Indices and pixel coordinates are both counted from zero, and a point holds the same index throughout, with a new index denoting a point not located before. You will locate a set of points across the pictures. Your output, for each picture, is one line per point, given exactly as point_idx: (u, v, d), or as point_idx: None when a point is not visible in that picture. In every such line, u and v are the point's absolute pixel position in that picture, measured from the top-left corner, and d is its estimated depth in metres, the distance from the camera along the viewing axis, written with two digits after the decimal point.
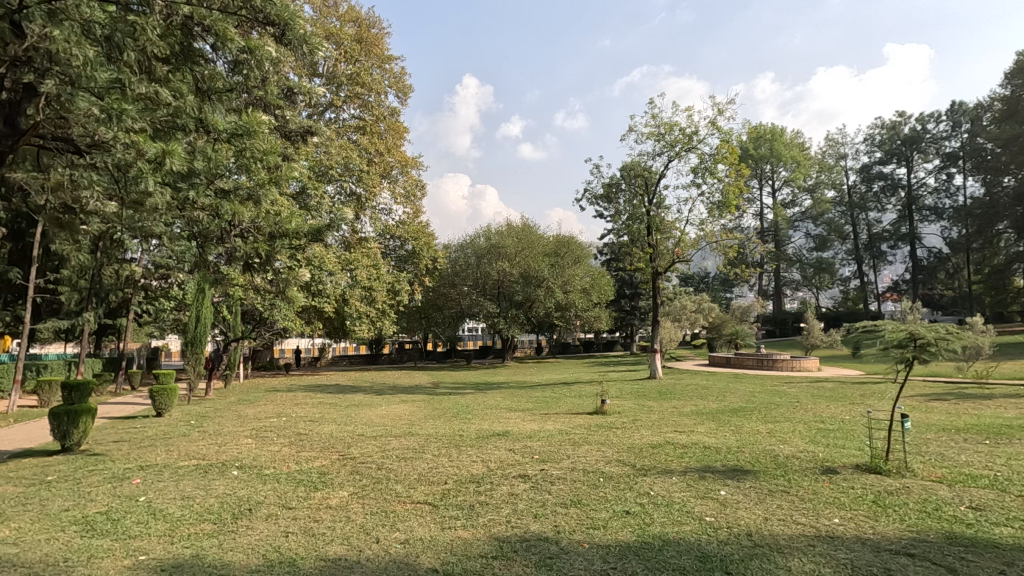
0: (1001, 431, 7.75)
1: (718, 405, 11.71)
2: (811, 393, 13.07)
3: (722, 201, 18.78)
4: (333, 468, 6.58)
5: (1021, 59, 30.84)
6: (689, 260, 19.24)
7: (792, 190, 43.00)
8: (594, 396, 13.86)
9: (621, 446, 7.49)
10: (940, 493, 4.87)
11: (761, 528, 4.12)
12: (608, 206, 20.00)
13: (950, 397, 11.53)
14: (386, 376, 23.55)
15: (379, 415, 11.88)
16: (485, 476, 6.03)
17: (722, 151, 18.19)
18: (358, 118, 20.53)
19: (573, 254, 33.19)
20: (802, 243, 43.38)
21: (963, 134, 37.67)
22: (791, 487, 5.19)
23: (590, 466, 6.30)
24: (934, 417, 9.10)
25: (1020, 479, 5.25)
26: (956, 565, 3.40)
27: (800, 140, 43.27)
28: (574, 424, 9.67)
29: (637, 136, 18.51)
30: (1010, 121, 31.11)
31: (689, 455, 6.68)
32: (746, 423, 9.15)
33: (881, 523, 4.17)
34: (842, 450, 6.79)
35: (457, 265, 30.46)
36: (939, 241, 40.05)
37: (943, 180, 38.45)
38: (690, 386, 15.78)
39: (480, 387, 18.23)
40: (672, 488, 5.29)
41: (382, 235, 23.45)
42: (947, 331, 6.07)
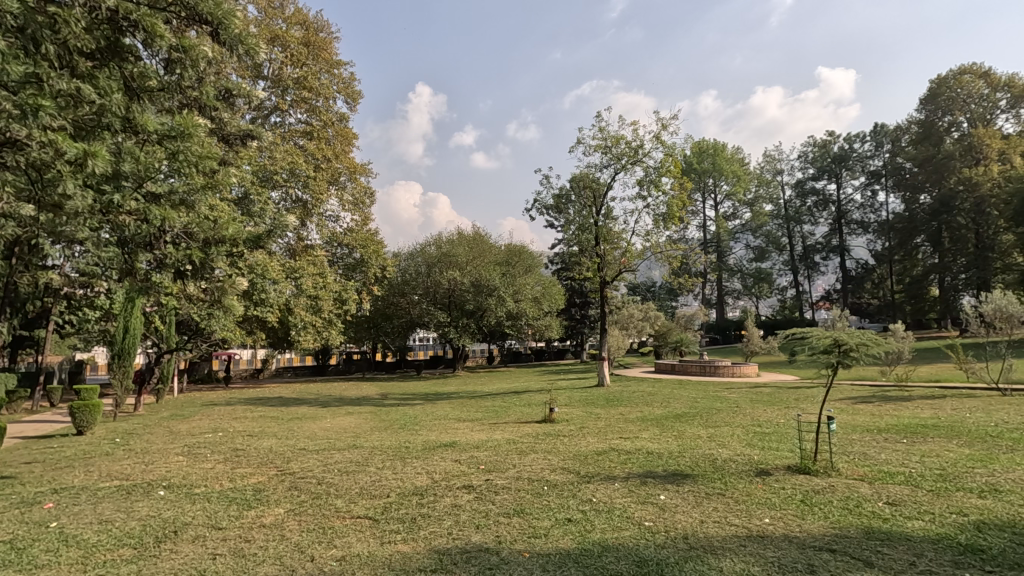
0: (917, 431, 8.32)
1: (662, 411, 12.01)
2: (749, 398, 13.60)
3: (667, 213, 19.34)
4: (270, 484, 6.31)
5: (933, 86, 33.58)
6: (635, 270, 19.69)
7: (732, 203, 44.95)
8: (543, 405, 13.93)
9: (568, 453, 7.55)
10: (861, 491, 5.15)
11: (698, 531, 4.23)
12: (559, 216, 20.27)
13: (873, 400, 12.26)
14: (333, 388, 22.94)
15: (323, 428, 11.51)
16: (429, 488, 5.93)
17: (666, 165, 18.77)
18: (306, 123, 20.04)
19: (524, 264, 33.46)
20: (743, 253, 45.32)
21: (885, 153, 40.49)
22: (726, 490, 5.38)
23: (534, 475, 6.32)
24: (860, 418, 9.60)
25: (931, 475, 5.63)
26: (873, 558, 3.60)
27: (740, 156, 45.30)
28: (523, 432, 9.68)
29: (585, 148, 18.89)
30: (925, 143, 33.78)
31: (632, 461, 6.81)
32: (688, 429, 9.41)
33: (807, 521, 4.37)
34: (775, 452, 7.10)
35: (407, 273, 30.12)
36: (865, 254, 42.66)
37: (868, 196, 41.26)
38: (637, 393, 16.10)
39: (429, 397, 17.93)
40: (614, 494, 5.37)
41: (329, 243, 22.83)
42: (867, 338, 6.49)
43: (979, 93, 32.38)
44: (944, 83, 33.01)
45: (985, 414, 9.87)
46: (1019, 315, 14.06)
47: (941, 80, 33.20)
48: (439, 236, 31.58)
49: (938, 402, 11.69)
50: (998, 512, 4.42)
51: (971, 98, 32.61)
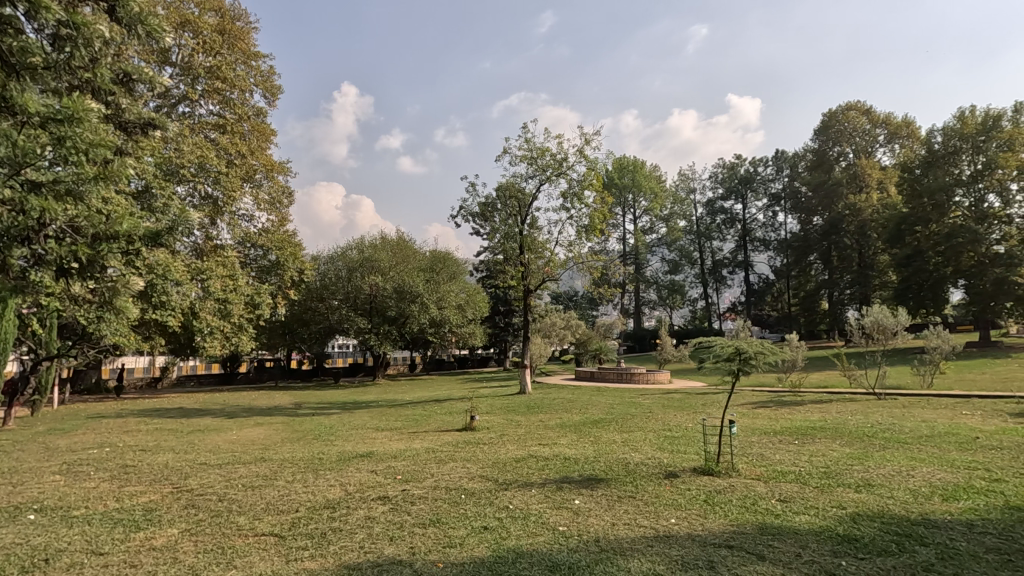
0: (807, 432, 9.08)
1: (580, 418, 12.31)
2: (662, 404, 14.28)
3: (589, 225, 19.95)
4: (163, 503, 5.80)
5: (825, 119, 37.13)
6: (558, 279, 20.11)
7: (650, 218, 47.19)
8: (465, 413, 13.85)
9: (486, 461, 7.55)
10: (758, 489, 5.53)
11: (608, 533, 4.36)
12: (484, 224, 20.33)
13: (771, 405, 13.26)
14: (241, 398, 21.59)
15: (227, 441, 10.77)
16: (341, 500, 5.70)
17: (588, 178, 19.38)
18: (218, 116, 18.81)
19: (448, 271, 33.32)
20: (659, 266, 47.53)
21: (784, 178, 44.21)
22: (637, 492, 5.60)
23: (452, 483, 6.26)
24: (759, 422, 10.29)
25: (817, 473, 6.15)
26: (764, 552, 3.87)
27: (657, 173, 47.66)
28: (442, 441, 9.57)
29: (511, 158, 19.14)
30: (818, 170, 37.19)
31: (549, 468, 6.93)
32: (604, 434, 9.72)
33: (708, 520, 4.63)
34: (683, 455, 7.47)
35: (326, 278, 28.94)
36: (766, 269, 46.19)
37: (769, 217, 44.86)
38: (557, 400, 16.40)
39: (347, 407, 17.28)
40: (530, 500, 5.44)
41: (242, 243, 21.50)
42: (764, 346, 7.00)
43: (863, 128, 36.20)
44: (834, 117, 36.57)
45: (864, 416, 10.95)
46: (892, 328, 15.76)
47: (832, 114, 36.75)
48: (361, 240, 30.70)
49: (825, 406, 12.82)
50: (870, 504, 4.91)
51: (856, 132, 36.37)
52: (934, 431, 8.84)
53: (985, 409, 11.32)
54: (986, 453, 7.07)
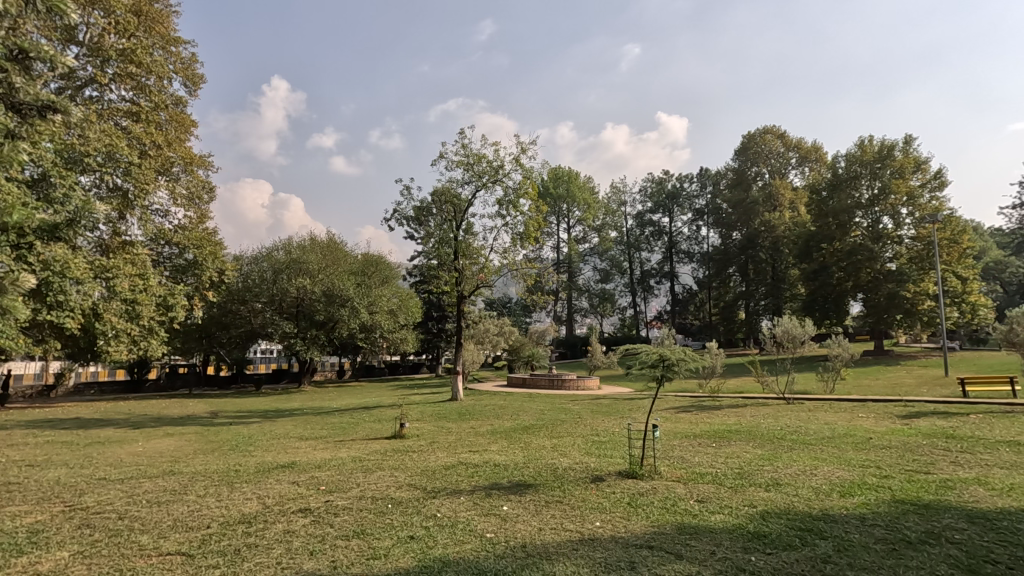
0: (723, 435, 9.60)
1: (511, 423, 12.38)
2: (590, 409, 14.63)
3: (523, 233, 20.16)
4: (52, 524, 5.26)
5: (744, 141, 39.64)
6: (492, 286, 20.18)
7: (583, 228, 48.36)
8: (394, 421, 13.55)
9: (415, 469, 7.42)
10: (678, 491, 5.77)
11: (535, 539, 4.40)
12: (418, 228, 20.07)
13: (692, 409, 13.91)
14: (150, 407, 20.04)
15: (131, 453, 9.95)
16: (259, 514, 5.40)
17: (523, 187, 19.61)
18: (131, 103, 17.42)
19: (380, 274, 32.61)
20: (591, 275, 48.78)
21: (707, 194, 46.78)
22: (564, 497, 5.70)
23: (379, 493, 6.09)
24: (681, 426, 10.77)
25: (731, 473, 6.51)
26: (682, 551, 4.03)
27: (590, 185, 48.94)
28: (370, 449, 9.31)
29: (447, 163, 19.06)
30: (738, 189, 39.58)
31: (478, 474, 6.90)
32: (534, 440, 9.83)
33: (631, 522, 4.78)
34: (609, 459, 7.67)
35: (249, 279, 27.46)
36: (690, 280, 48.54)
37: (693, 230, 47.28)
38: (488, 406, 16.39)
39: (268, 415, 16.43)
40: (458, 508, 5.38)
41: (154, 240, 19.97)
42: (686, 353, 7.36)
43: (778, 151, 38.98)
44: (753, 140, 39.09)
45: (774, 419, 11.73)
46: (800, 337, 16.99)
47: (751, 136, 39.28)
48: (289, 241, 29.49)
49: (740, 410, 13.62)
50: (777, 502, 5.24)
51: (771, 154, 39.08)
52: (834, 433, 9.59)
53: (878, 412, 12.45)
54: (877, 451, 7.77)
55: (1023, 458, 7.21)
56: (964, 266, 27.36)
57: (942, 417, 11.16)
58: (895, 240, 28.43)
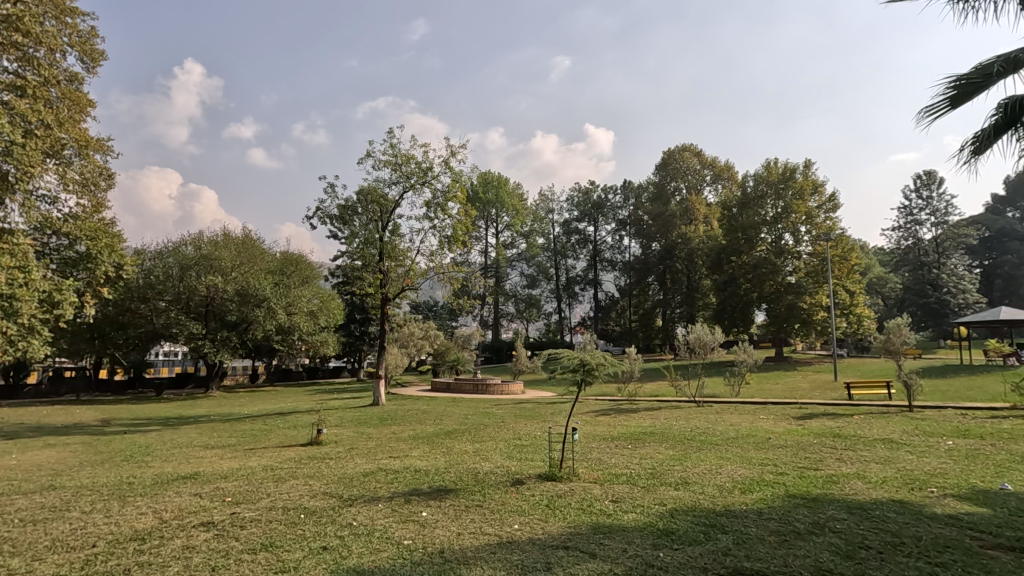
0: (638, 437, 10.00)
1: (434, 428, 12.25)
2: (513, 413, 14.75)
3: (451, 236, 20.04)
4: None
5: (665, 157, 41.70)
6: (417, 289, 19.89)
7: (511, 233, 48.76)
8: (310, 427, 12.99)
9: (331, 477, 7.15)
10: (594, 492, 5.96)
11: (453, 544, 4.37)
12: (343, 227, 19.46)
13: (610, 412, 14.40)
14: (28, 415, 17.97)
15: (3, 467, 8.88)
16: (154, 530, 4.99)
17: (452, 190, 19.50)
18: (15, 75, 15.54)
19: (300, 274, 31.25)
20: (518, 280, 49.26)
21: (630, 206, 48.75)
22: (484, 500, 5.72)
23: (291, 503, 5.81)
24: (600, 429, 11.09)
25: (645, 474, 6.82)
26: (596, 550, 4.16)
27: (519, 191, 49.51)
28: (283, 458, 8.86)
29: (374, 161, 18.60)
30: (658, 202, 41.53)
31: (398, 481, 6.76)
32: (456, 444, 9.79)
33: (549, 523, 4.88)
34: (530, 462, 7.79)
35: (151, 275, 25.40)
36: (613, 288, 50.23)
37: (616, 240, 49.08)
38: (410, 411, 16.10)
39: (169, 422, 15.21)
40: (376, 515, 5.25)
41: (39, 229, 17.91)
42: (604, 358, 7.61)
43: (694, 168, 41.36)
44: (673, 157, 41.19)
45: (685, 421, 12.38)
46: (711, 343, 18.07)
47: (671, 153, 41.35)
48: (199, 235, 27.60)
49: (656, 413, 14.24)
50: (685, 500, 5.54)
51: (689, 171, 41.37)
52: (738, 433, 10.27)
53: (777, 414, 13.48)
54: (774, 450, 8.42)
55: (894, 453, 8.10)
56: (852, 280, 30.17)
57: (832, 418, 12.27)
58: (795, 255, 30.94)
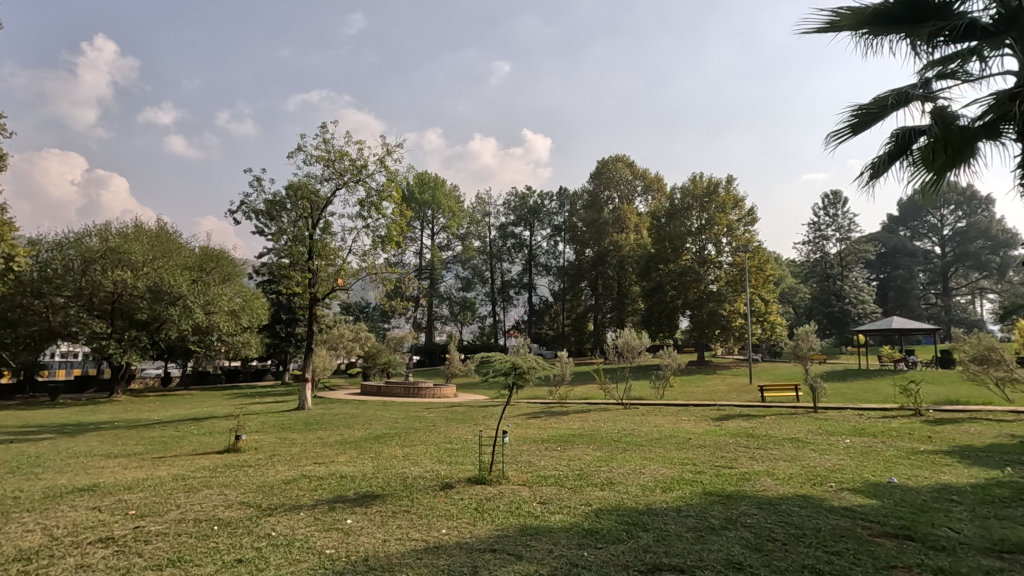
0: (567, 439, 10.19)
1: (362, 433, 11.91)
2: (444, 417, 14.64)
3: (385, 236, 19.62)
4: None
5: (599, 166, 42.89)
6: (349, 289, 19.29)
7: (447, 235, 48.41)
8: (228, 433, 12.27)
9: (250, 485, 6.79)
10: (522, 494, 6.01)
11: (378, 551, 4.27)
12: (270, 223, 18.61)
13: (541, 415, 14.58)
14: None
15: None
16: (44, 548, 4.55)
17: (387, 190, 19.12)
18: None
19: (221, 272, 29.47)
20: (452, 282, 48.89)
21: (565, 212, 49.75)
22: (411, 506, 5.63)
23: (204, 514, 5.47)
24: (530, 431, 11.21)
25: (573, 475, 6.97)
26: (522, 552, 4.20)
27: (456, 193, 49.23)
28: (197, 466, 8.31)
29: (305, 156, 17.89)
30: (592, 209, 42.59)
31: (322, 488, 6.52)
32: (385, 449, 9.59)
33: (477, 526, 4.87)
34: (460, 466, 7.75)
35: (47, 268, 23.24)
36: (547, 292, 50.98)
37: (551, 245, 49.98)
38: (338, 415, 15.59)
39: (66, 430, 13.89)
40: (297, 524, 5.04)
41: None
42: (534, 362, 7.68)
43: (627, 178, 42.84)
44: (607, 166, 42.45)
45: (613, 423, 12.76)
46: (638, 348, 18.72)
47: (605, 163, 42.61)
48: (106, 226, 25.34)
49: (585, 415, 14.59)
50: (609, 500, 5.70)
51: (622, 181, 42.76)
52: (661, 434, 10.71)
53: (697, 415, 14.17)
54: (694, 451, 8.83)
55: (800, 451, 8.76)
56: (766, 289, 32.25)
57: (746, 419, 13.08)
58: (717, 264, 32.64)
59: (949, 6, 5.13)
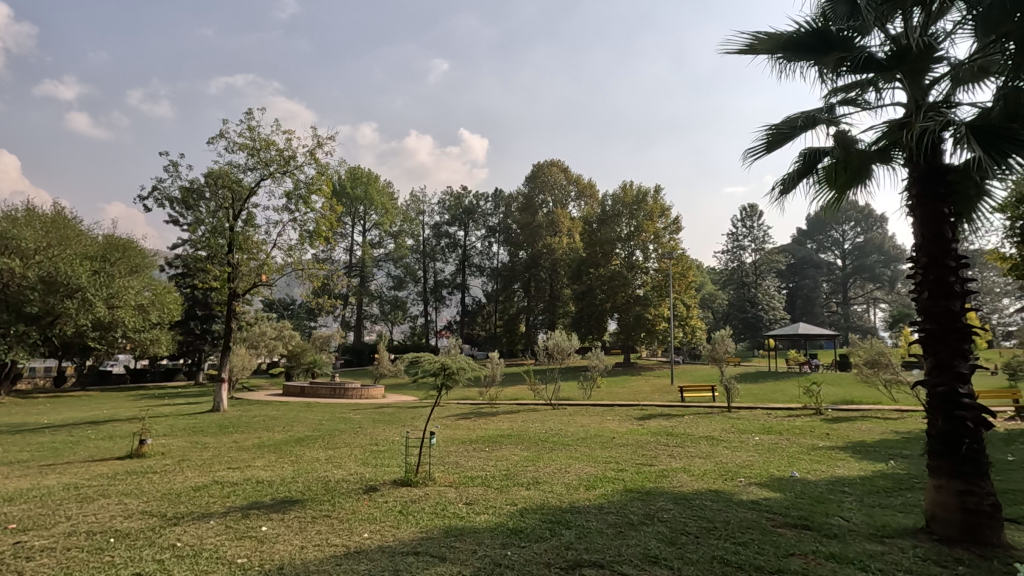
0: (496, 440, 10.23)
1: (282, 436, 11.37)
2: (371, 418, 14.29)
3: (314, 231, 18.88)
4: None
5: (534, 169, 43.40)
6: (272, 285, 18.40)
7: (379, 233, 47.34)
8: (131, 437, 11.35)
9: (154, 493, 6.32)
10: (448, 495, 5.96)
11: (294, 558, 4.10)
12: (186, 212, 17.43)
13: (471, 416, 14.55)
14: None
15: None
16: None
17: (316, 183, 18.40)
18: None
19: (128, 263, 27.19)
20: (383, 281, 47.83)
21: (500, 214, 49.94)
22: (332, 510, 5.44)
23: (99, 526, 5.02)
24: (459, 432, 11.17)
25: (499, 475, 7.02)
26: (446, 553, 4.17)
27: (390, 190, 48.16)
28: (93, 474, 7.60)
29: (227, 143, 16.89)
30: (527, 212, 43.06)
31: (236, 494, 6.16)
32: (307, 452, 9.21)
33: (400, 529, 4.79)
34: (386, 468, 7.59)
35: None
36: (480, 293, 50.98)
37: (485, 246, 50.10)
38: (256, 417, 14.83)
39: None
40: (206, 534, 4.75)
41: None
42: (465, 363, 7.66)
43: (561, 183, 43.65)
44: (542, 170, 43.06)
45: (541, 423, 13.00)
46: (567, 349, 19.10)
47: (540, 167, 43.16)
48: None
49: (515, 416, 14.70)
50: (534, 499, 5.79)
51: (556, 185, 43.45)
52: (587, 434, 10.98)
53: (622, 415, 14.66)
54: (618, 450, 9.11)
55: (715, 448, 9.27)
56: (688, 295, 33.94)
57: (667, 418, 13.68)
58: (643, 269, 33.95)
59: (850, 40, 5.64)
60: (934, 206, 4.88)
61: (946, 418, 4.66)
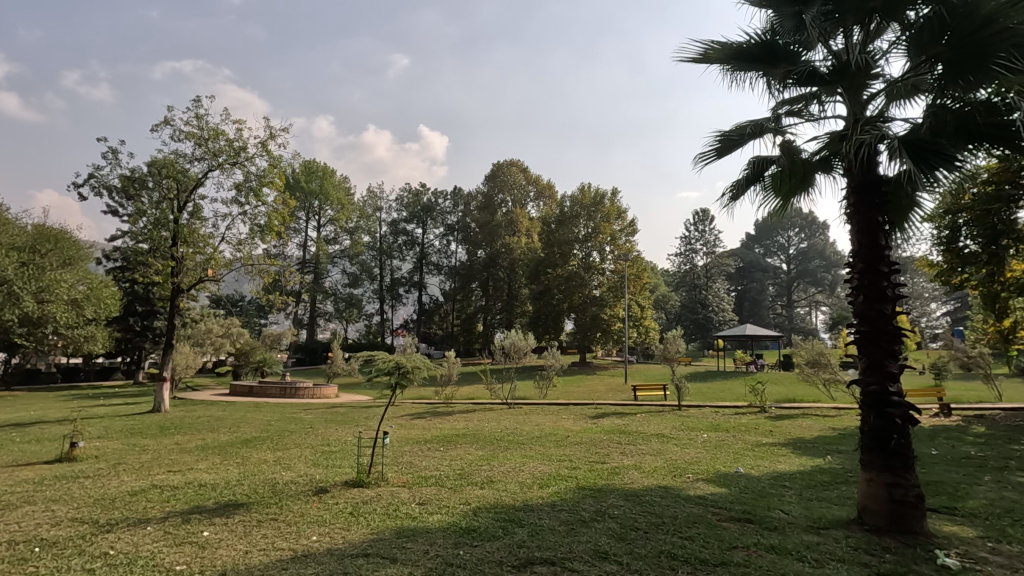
0: (450, 439, 10.17)
1: (228, 437, 10.95)
2: (323, 418, 13.95)
3: (265, 225, 18.25)
4: None
5: (494, 169, 43.37)
6: (219, 280, 17.68)
7: (334, 228, 46.28)
8: (61, 439, 10.68)
9: (86, 499, 5.96)
10: (400, 496, 5.89)
11: (238, 563, 3.97)
12: (126, 202, 16.54)
13: (426, 415, 14.42)
14: None
15: None
16: None
17: (268, 175, 17.79)
18: None
19: (61, 255, 25.56)
20: (338, 278, 46.79)
21: (459, 212, 49.67)
22: (279, 513, 5.28)
23: (23, 535, 4.70)
24: (413, 432, 11.04)
25: (453, 474, 6.98)
26: (397, 554, 4.12)
27: (346, 185, 47.10)
28: (16, 479, 7.10)
29: (173, 131, 16.11)
30: (486, 211, 43.02)
31: (176, 498, 5.89)
32: (253, 453, 8.90)
33: (351, 531, 4.70)
34: (337, 469, 7.43)
35: None
36: (437, 291, 50.58)
37: (443, 244, 49.75)
38: (200, 417, 14.24)
39: None
40: (143, 540, 4.52)
41: None
42: (419, 362, 7.57)
43: (521, 183, 43.80)
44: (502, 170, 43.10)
45: (495, 422, 13.03)
46: (524, 349, 19.17)
47: (499, 166, 43.16)
48: None
49: (470, 415, 14.66)
50: (488, 498, 5.79)
51: (515, 185, 43.57)
52: (542, 433, 11.08)
53: (577, 414, 14.84)
54: (571, 448, 9.22)
55: (664, 446, 9.53)
56: (642, 296, 34.72)
57: (620, 417, 13.95)
58: (600, 270, 34.51)
59: (797, 54, 5.89)
60: (869, 214, 5.16)
61: (877, 415, 4.94)
